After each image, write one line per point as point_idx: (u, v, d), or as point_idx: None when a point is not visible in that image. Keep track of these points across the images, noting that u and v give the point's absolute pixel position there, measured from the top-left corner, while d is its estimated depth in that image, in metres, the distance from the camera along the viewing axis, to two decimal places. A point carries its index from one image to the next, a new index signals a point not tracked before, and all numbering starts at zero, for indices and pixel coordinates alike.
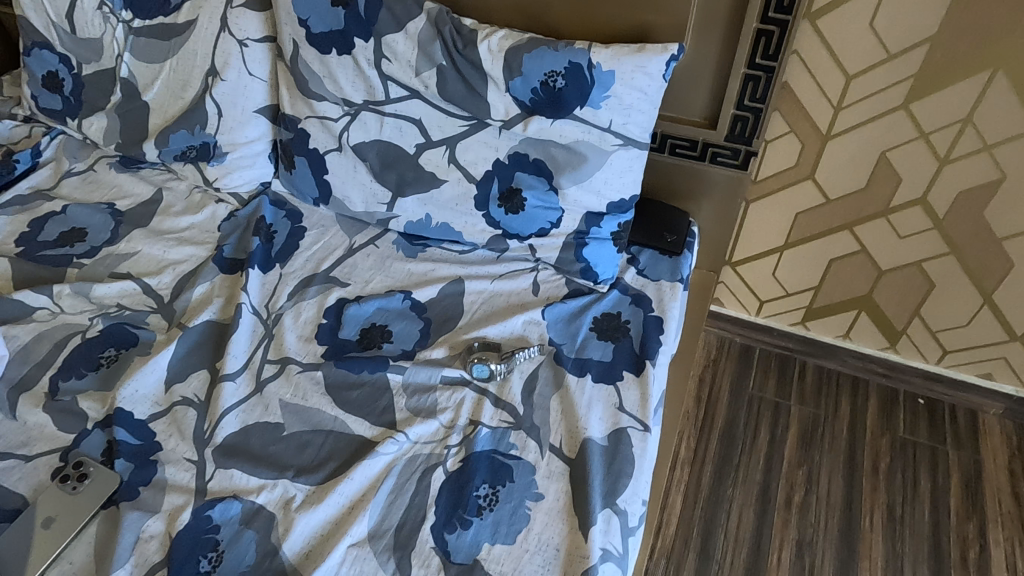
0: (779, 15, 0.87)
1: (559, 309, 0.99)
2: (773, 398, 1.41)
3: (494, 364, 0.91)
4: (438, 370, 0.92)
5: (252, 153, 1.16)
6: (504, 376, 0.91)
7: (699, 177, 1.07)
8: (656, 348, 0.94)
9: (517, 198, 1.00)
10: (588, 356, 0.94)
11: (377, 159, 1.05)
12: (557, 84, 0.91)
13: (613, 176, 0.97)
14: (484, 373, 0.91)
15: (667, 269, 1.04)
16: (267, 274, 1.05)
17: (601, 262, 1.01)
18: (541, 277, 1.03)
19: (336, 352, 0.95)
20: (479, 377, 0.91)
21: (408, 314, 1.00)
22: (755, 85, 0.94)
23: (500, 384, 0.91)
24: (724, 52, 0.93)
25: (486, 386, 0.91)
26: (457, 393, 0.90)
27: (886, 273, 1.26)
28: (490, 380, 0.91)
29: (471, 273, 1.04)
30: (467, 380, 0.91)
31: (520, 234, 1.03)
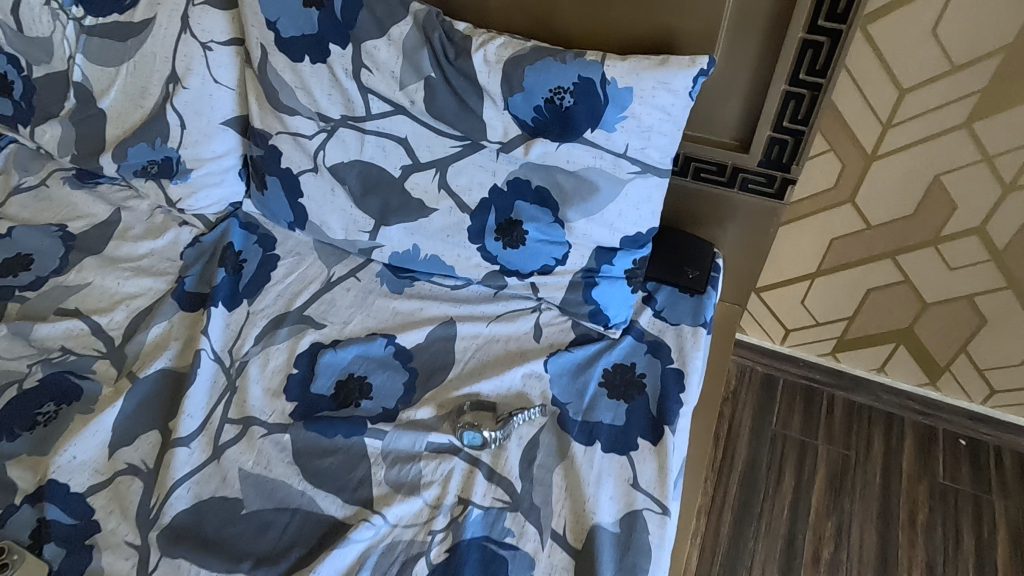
0: (829, 25, 0.73)
1: (564, 360, 0.86)
2: (798, 437, 1.28)
3: (485, 432, 0.78)
4: (424, 434, 0.79)
5: (220, 169, 1.03)
6: (499, 443, 0.79)
7: (725, 204, 0.94)
8: (675, 409, 0.81)
9: (516, 231, 0.87)
10: (598, 420, 0.81)
11: (357, 181, 0.92)
12: (564, 103, 0.78)
13: (628, 207, 0.84)
14: (476, 441, 0.78)
15: (689, 311, 0.91)
16: (232, 312, 0.93)
17: (613, 305, 0.88)
18: (544, 319, 0.91)
19: (305, 413, 0.83)
20: (471, 445, 0.78)
21: (391, 363, 0.87)
22: (796, 105, 0.80)
23: (495, 452, 0.79)
24: (761, 65, 0.79)
25: (479, 454, 0.78)
26: (446, 463, 0.78)
27: (931, 306, 1.13)
28: (483, 448, 0.78)
29: (464, 314, 0.91)
30: (456, 447, 0.79)
31: (521, 271, 0.89)
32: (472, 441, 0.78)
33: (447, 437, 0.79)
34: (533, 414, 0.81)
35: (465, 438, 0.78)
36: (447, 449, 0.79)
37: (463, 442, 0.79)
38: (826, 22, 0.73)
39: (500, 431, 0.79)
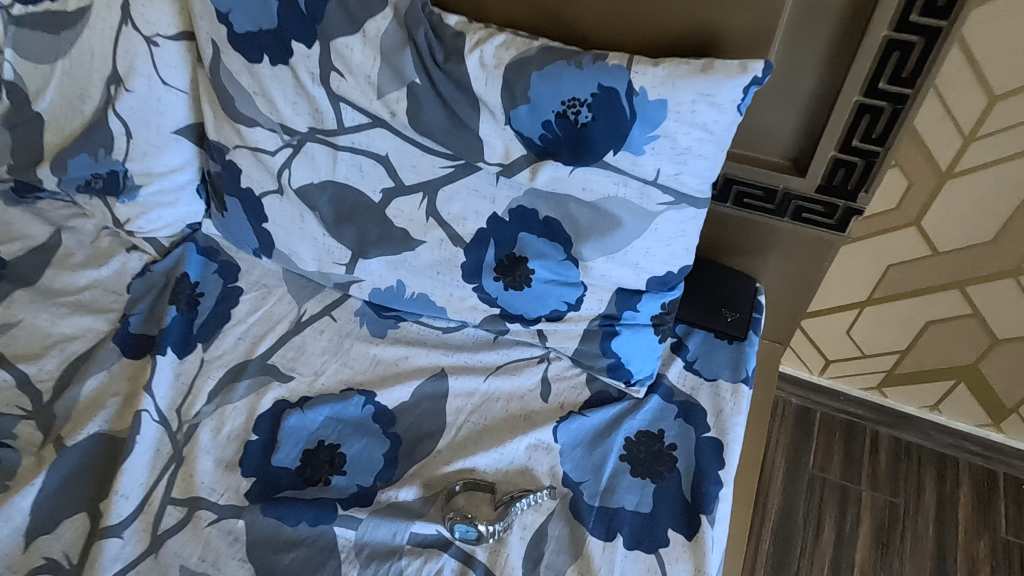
0: (924, 20, 0.56)
1: (577, 426, 0.72)
2: (839, 482, 1.14)
3: (481, 525, 0.63)
4: (408, 523, 0.65)
5: (174, 186, 0.88)
6: (498, 538, 0.64)
7: (767, 229, 0.78)
8: (714, 493, 0.67)
9: (521, 269, 0.72)
10: (619, 506, 0.66)
11: (329, 207, 0.77)
12: (580, 118, 0.62)
13: (658, 245, 0.68)
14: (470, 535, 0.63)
15: (726, 363, 0.76)
16: (184, 360, 0.79)
17: (637, 358, 0.73)
18: (552, 372, 0.76)
19: (263, 494, 0.69)
20: (463, 539, 0.64)
21: (369, 428, 0.73)
22: (872, 120, 0.64)
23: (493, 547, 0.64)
24: (828, 70, 0.64)
25: (474, 550, 0.64)
26: (434, 561, 0.64)
27: (1002, 343, 0.97)
28: (479, 544, 0.64)
29: (458, 365, 0.78)
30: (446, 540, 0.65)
31: (526, 316, 0.74)
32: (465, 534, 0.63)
33: (434, 527, 0.65)
34: (540, 499, 0.66)
35: (456, 530, 0.64)
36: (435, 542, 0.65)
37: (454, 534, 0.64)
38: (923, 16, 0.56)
39: (499, 523, 0.64)
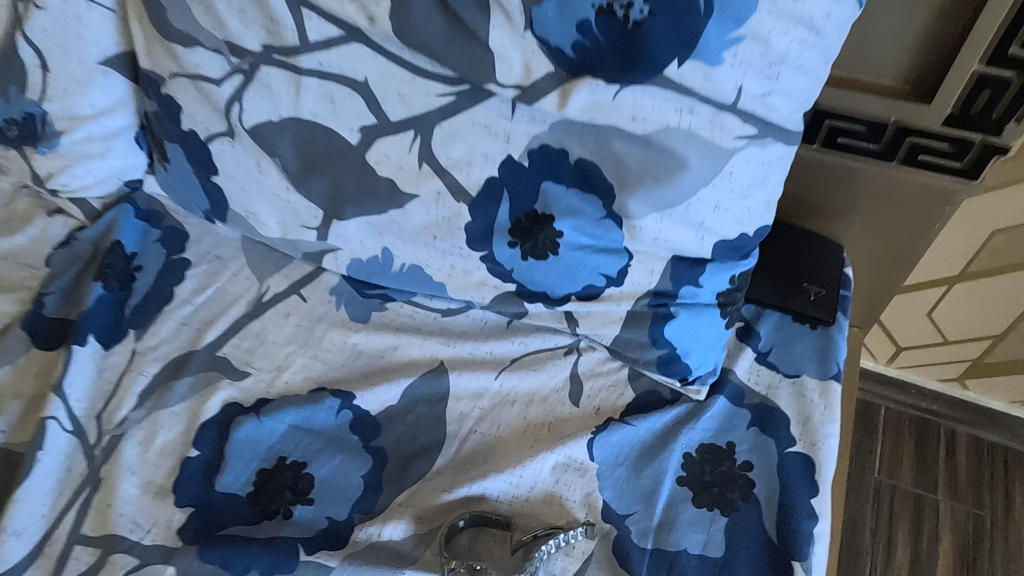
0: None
1: (619, 440, 0.54)
2: (911, 489, 0.96)
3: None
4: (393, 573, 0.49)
5: (105, 132, 0.69)
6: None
7: (850, 172, 0.61)
8: (807, 531, 0.50)
9: (544, 232, 0.54)
10: (679, 551, 0.49)
11: (294, 152, 0.59)
12: (631, 13, 0.44)
13: (732, 197, 0.50)
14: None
15: (810, 355, 0.59)
16: (111, 352, 0.62)
17: (698, 349, 0.55)
18: (584, 365, 0.59)
19: (202, 533, 0.52)
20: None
21: (345, 441, 0.56)
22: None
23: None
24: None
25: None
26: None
27: None
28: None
29: (461, 358, 0.60)
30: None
31: (552, 294, 0.56)
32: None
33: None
34: (571, 540, 0.49)
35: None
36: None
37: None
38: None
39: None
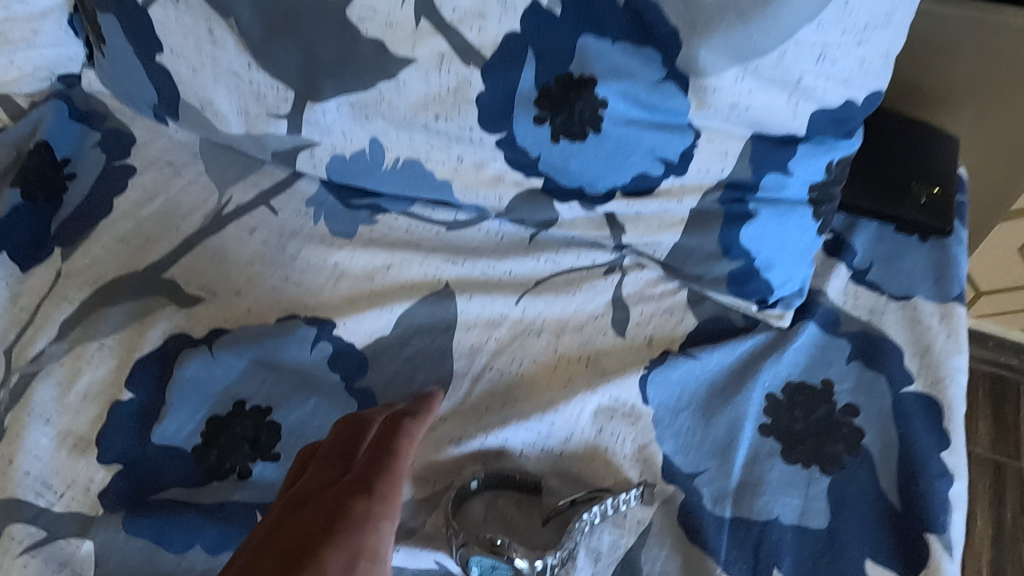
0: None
1: (680, 377, 0.41)
2: (990, 456, 0.83)
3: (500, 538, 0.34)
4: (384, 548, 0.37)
5: (30, 13, 0.55)
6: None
7: (955, 45, 0.51)
8: (942, 496, 0.37)
9: (583, 104, 0.40)
10: (769, 521, 0.37)
11: (253, 11, 0.45)
12: None
13: (841, 41, 0.37)
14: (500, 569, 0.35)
15: (922, 273, 0.46)
16: (30, 274, 0.49)
17: (783, 259, 0.42)
18: (628, 286, 0.46)
19: (131, 499, 0.39)
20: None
21: (323, 382, 0.44)
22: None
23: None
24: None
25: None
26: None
27: None
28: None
29: (471, 279, 0.47)
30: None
31: (591, 190, 0.43)
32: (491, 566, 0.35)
33: (427, 557, 0.37)
34: (623, 507, 0.37)
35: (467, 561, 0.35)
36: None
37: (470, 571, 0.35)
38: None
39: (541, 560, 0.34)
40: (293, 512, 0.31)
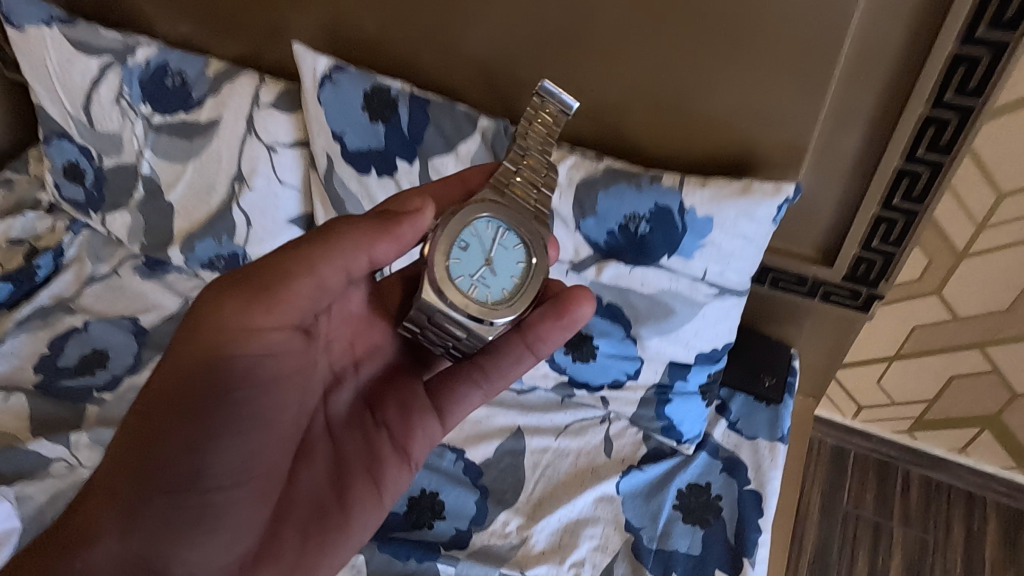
0: (958, 100, 0.66)
1: (637, 478, 0.84)
2: (872, 517, 1.24)
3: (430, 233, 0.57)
4: (448, 376, 0.67)
5: None
6: (508, 207, 0.60)
7: (790, 308, 0.92)
8: (754, 538, 0.79)
9: (586, 345, 0.84)
10: (673, 549, 0.79)
11: None
12: (639, 230, 0.76)
13: (706, 327, 0.80)
14: (482, 226, 0.59)
15: (765, 423, 0.88)
16: None
17: (686, 420, 0.85)
18: (613, 431, 0.88)
19: (379, 532, 0.80)
20: (510, 272, 0.59)
21: (460, 478, 0.84)
22: (936, 131, 0.69)
23: (533, 222, 0.61)
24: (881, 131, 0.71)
25: (540, 264, 0.59)
26: (563, 321, 0.61)
27: (1020, 397, 1.08)
28: (535, 250, 0.60)
29: (534, 424, 0.88)
30: (516, 309, 0.58)
31: (590, 384, 0.87)
32: (480, 230, 0.59)
33: (517, 569, 0.77)
34: (551, 109, 0.69)
35: (465, 281, 0.58)
36: (517, 298, 0.59)
37: (542, 301, 0.63)
38: (979, 42, 0.62)
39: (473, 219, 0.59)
40: (386, 343, 0.69)
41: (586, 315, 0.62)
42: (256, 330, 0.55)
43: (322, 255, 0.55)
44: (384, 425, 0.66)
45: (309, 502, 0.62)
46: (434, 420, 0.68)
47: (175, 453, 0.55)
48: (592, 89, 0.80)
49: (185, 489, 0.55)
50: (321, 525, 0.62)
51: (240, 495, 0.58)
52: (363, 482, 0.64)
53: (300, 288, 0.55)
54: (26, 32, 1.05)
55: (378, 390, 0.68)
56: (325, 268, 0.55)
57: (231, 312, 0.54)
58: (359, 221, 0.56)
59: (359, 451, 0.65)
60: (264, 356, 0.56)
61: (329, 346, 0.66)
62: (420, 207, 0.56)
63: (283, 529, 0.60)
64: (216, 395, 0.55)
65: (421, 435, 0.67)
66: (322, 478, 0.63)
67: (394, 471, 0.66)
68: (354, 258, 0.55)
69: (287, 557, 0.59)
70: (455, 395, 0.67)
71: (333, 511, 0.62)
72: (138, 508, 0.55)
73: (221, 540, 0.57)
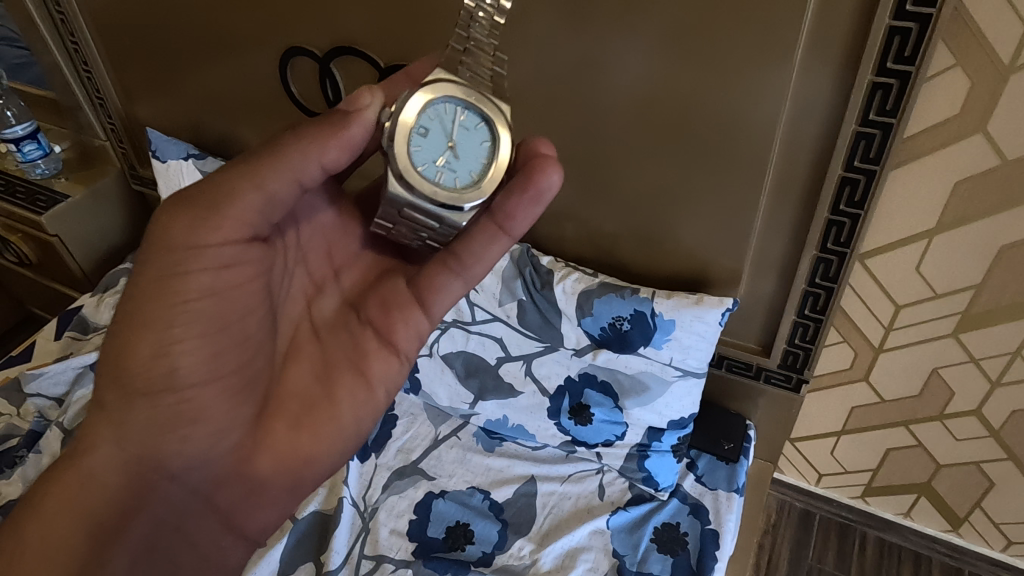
0: (836, 248, 0.95)
1: (623, 517, 1.09)
2: (832, 571, 1.45)
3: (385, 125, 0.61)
4: (429, 270, 0.71)
5: None
6: (461, 84, 0.62)
7: (742, 390, 1.22)
8: (712, 565, 1.03)
9: (585, 412, 1.12)
10: (649, 570, 1.03)
11: (462, 365, 1.17)
12: (623, 326, 1.05)
13: (674, 399, 1.09)
14: (438, 108, 0.61)
15: (724, 477, 1.15)
16: (364, 463, 1.16)
17: (662, 472, 1.12)
18: (606, 480, 1.14)
19: (424, 551, 1.05)
20: (473, 153, 0.62)
21: (487, 513, 1.09)
22: (867, 145, 0.85)
23: (492, 96, 0.63)
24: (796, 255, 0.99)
25: (500, 139, 0.62)
26: (530, 193, 0.63)
27: (944, 467, 1.31)
28: (495, 127, 0.62)
29: (544, 473, 1.14)
30: (483, 190, 0.62)
31: (588, 441, 1.14)
32: (437, 113, 0.61)
33: None
34: None
35: (427, 169, 0.61)
36: (486, 178, 0.63)
37: (513, 172, 0.64)
38: (844, 212, 0.91)
39: (430, 103, 0.61)
40: (363, 251, 0.77)
41: (556, 183, 0.62)
42: (202, 245, 0.60)
43: (267, 168, 0.58)
44: (367, 321, 0.74)
45: (299, 397, 0.71)
46: (418, 312, 0.73)
47: (143, 360, 0.62)
48: (590, 224, 1.11)
49: (160, 392, 0.63)
50: (312, 417, 0.71)
51: (215, 393, 0.65)
52: (349, 377, 0.72)
53: (249, 199, 0.60)
54: (168, 164, 1.40)
55: (363, 293, 0.75)
56: (273, 181, 0.59)
57: (178, 227, 0.60)
58: (308, 127, 0.59)
59: (344, 348, 0.73)
60: (220, 268, 0.62)
61: (305, 257, 0.75)
62: (365, 106, 0.60)
63: (276, 423, 0.70)
64: (175, 306, 0.62)
65: (405, 327, 0.73)
66: (310, 376, 0.72)
67: (378, 362, 0.73)
68: (304, 166, 0.59)
69: (282, 442, 0.70)
70: (437, 285, 0.71)
71: (321, 404, 0.71)
72: (124, 413, 0.64)
73: (208, 437, 0.66)
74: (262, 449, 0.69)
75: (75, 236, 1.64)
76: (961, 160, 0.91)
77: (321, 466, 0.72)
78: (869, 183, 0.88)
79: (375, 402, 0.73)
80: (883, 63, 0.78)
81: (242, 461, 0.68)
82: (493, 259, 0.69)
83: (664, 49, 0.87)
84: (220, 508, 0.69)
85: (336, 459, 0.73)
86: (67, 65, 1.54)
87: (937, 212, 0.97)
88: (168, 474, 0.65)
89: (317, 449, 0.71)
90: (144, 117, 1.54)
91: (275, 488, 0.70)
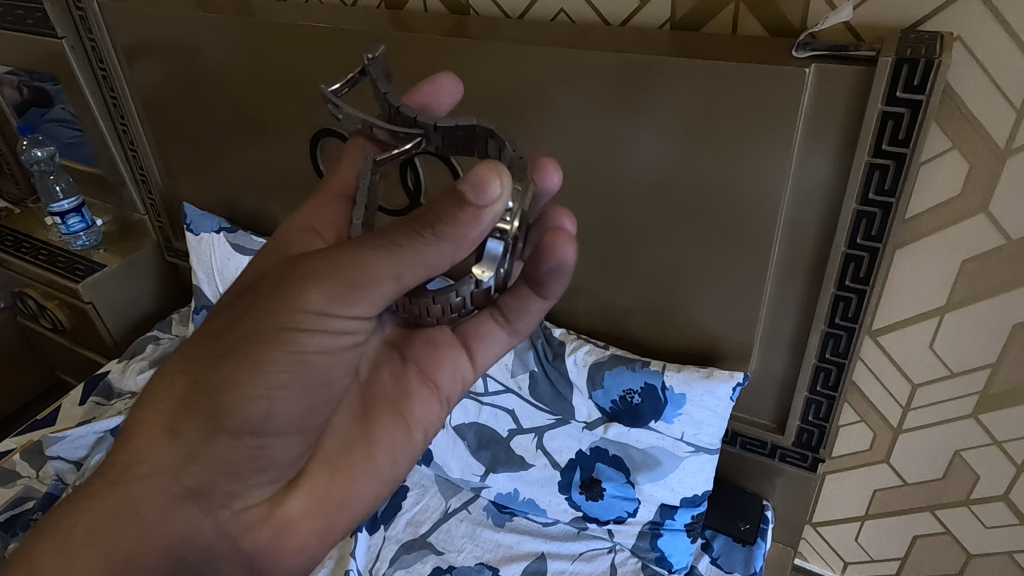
0: (845, 323, 0.96)
1: None
2: None
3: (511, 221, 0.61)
4: (477, 320, 0.82)
5: None
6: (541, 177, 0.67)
7: (757, 469, 1.20)
8: None
9: (596, 487, 1.11)
10: None
11: (474, 437, 1.17)
12: (633, 398, 1.05)
13: (690, 477, 1.08)
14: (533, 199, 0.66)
15: (740, 560, 1.12)
16: (372, 535, 1.15)
17: (675, 552, 1.09)
18: (618, 559, 1.10)
19: None
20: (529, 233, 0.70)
21: None
22: (868, 224, 0.87)
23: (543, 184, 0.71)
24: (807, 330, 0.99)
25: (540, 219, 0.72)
26: (551, 267, 0.71)
27: (975, 556, 1.25)
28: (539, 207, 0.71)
29: (553, 550, 1.11)
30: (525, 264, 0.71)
31: (599, 518, 1.13)
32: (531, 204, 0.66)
33: None
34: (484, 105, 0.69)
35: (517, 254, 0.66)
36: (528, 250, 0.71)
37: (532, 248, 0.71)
38: (849, 288, 0.93)
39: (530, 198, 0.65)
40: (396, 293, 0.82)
41: (571, 259, 0.71)
42: (334, 315, 0.61)
43: (408, 265, 0.58)
44: (412, 362, 0.80)
45: (339, 437, 0.75)
46: (464, 357, 0.82)
47: (241, 398, 0.62)
48: (604, 298, 1.14)
49: (204, 431, 0.64)
50: (349, 456, 0.75)
51: (279, 445, 0.68)
52: (391, 419, 0.78)
53: (384, 288, 0.60)
54: (201, 236, 1.48)
55: (404, 338, 0.82)
56: (412, 276, 0.59)
57: (317, 294, 0.60)
58: (446, 230, 0.56)
59: (387, 390, 0.79)
60: (340, 333, 0.64)
61: None
62: (494, 201, 0.54)
63: (312, 465, 0.73)
64: (293, 352, 0.62)
65: (450, 368, 0.81)
66: (348, 416, 0.77)
67: (420, 405, 0.79)
68: (438, 262, 0.58)
69: (317, 481, 0.73)
70: (484, 333, 0.82)
71: (360, 444, 0.75)
72: (124, 449, 0.65)
73: (257, 484, 0.68)
74: (294, 490, 0.71)
75: (108, 304, 1.71)
76: (964, 240, 0.92)
77: (357, 506, 0.75)
78: (872, 261, 0.89)
79: (412, 443, 0.79)
80: (879, 145, 0.81)
81: (265, 506, 0.70)
82: (535, 315, 0.79)
83: (677, 134, 0.92)
84: (239, 554, 0.69)
85: (368, 502, 0.76)
86: (116, 144, 1.65)
87: (945, 291, 0.98)
88: (191, 513, 0.66)
89: (349, 491, 0.74)
90: (182, 193, 1.63)
91: (305, 531, 0.71)
